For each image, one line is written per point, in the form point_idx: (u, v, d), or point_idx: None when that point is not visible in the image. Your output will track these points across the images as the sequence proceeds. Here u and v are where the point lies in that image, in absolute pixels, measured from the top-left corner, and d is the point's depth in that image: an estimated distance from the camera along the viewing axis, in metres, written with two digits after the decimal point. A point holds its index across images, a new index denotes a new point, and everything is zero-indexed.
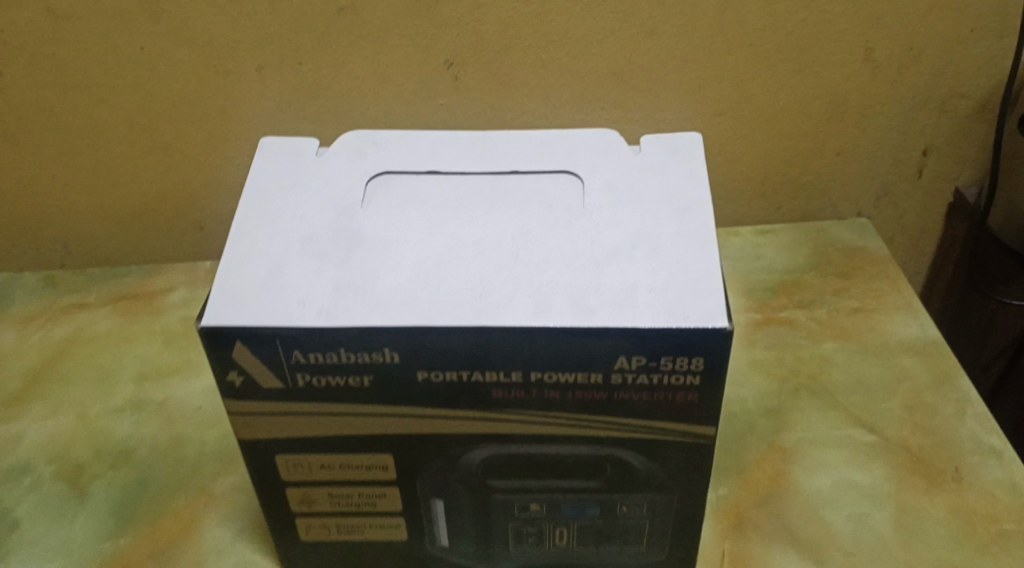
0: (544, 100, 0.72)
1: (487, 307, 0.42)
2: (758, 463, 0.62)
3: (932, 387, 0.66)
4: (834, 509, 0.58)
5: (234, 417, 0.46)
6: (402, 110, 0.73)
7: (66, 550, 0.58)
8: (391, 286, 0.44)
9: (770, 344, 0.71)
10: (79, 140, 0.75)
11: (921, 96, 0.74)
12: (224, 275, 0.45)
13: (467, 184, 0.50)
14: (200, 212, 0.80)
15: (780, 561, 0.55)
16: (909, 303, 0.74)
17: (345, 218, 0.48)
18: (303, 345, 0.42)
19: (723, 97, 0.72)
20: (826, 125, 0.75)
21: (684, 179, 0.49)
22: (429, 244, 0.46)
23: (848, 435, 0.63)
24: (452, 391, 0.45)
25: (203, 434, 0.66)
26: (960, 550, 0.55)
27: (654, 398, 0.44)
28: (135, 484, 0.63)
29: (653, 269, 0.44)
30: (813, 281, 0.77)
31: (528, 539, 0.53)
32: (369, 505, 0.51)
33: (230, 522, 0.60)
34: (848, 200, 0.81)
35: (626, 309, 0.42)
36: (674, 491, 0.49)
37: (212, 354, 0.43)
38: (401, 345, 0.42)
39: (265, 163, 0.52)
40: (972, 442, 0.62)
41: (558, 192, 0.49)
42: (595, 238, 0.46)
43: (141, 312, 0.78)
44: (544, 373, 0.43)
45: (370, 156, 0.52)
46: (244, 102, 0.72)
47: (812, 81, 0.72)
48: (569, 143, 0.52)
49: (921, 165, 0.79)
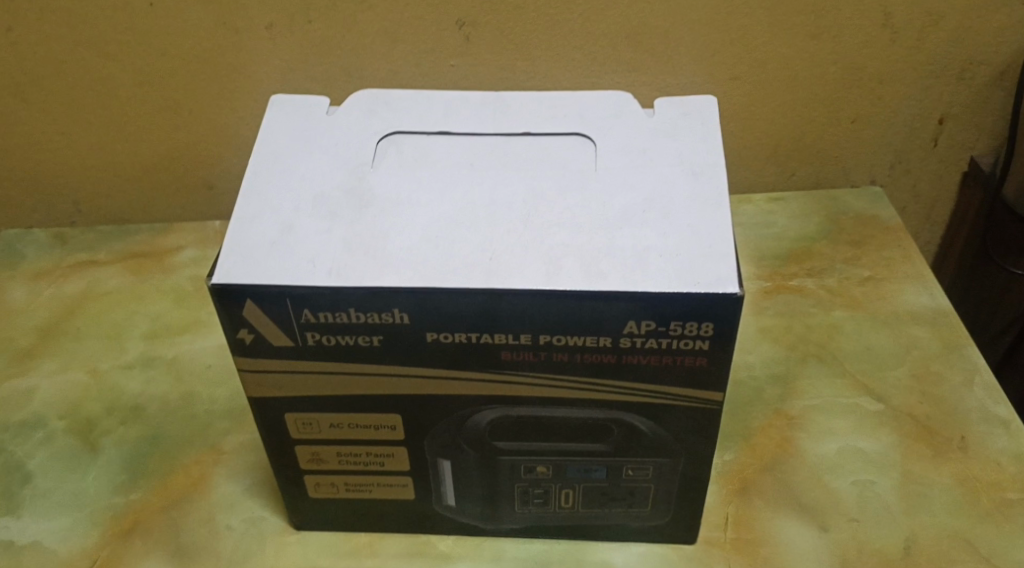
0: (557, 62, 0.71)
1: (498, 269, 0.42)
2: (764, 429, 0.62)
3: (941, 356, 0.66)
4: (839, 476, 0.58)
5: (244, 375, 0.47)
6: (413, 70, 0.72)
7: (79, 503, 0.59)
8: (402, 246, 0.44)
9: (779, 312, 0.71)
10: (89, 96, 0.74)
11: (941, 63, 0.72)
12: (234, 233, 0.45)
13: (479, 145, 0.50)
14: (210, 172, 0.80)
15: (783, 525, 0.56)
16: (920, 272, 0.73)
17: (356, 178, 0.48)
18: (313, 304, 0.43)
19: (738, 61, 0.71)
20: (843, 91, 0.74)
21: (698, 142, 0.48)
22: (440, 205, 0.46)
23: (855, 403, 0.63)
24: (461, 353, 0.45)
25: (213, 392, 0.67)
26: (963, 517, 0.55)
27: (662, 363, 0.44)
28: (146, 440, 0.63)
29: (665, 233, 0.44)
30: (824, 249, 0.76)
31: (534, 500, 0.53)
32: (378, 464, 0.52)
33: (240, 478, 0.60)
34: (863, 168, 0.81)
35: (636, 273, 0.42)
36: (680, 455, 0.49)
37: (223, 312, 0.43)
38: (410, 305, 0.42)
39: (275, 121, 0.51)
40: (979, 411, 0.62)
41: (570, 154, 0.49)
42: (607, 201, 0.46)
43: (151, 271, 0.79)
44: (553, 336, 0.43)
45: (381, 114, 0.51)
46: (253, 60, 0.71)
47: (829, 46, 0.71)
48: (582, 104, 0.51)
49: (937, 133, 0.78)
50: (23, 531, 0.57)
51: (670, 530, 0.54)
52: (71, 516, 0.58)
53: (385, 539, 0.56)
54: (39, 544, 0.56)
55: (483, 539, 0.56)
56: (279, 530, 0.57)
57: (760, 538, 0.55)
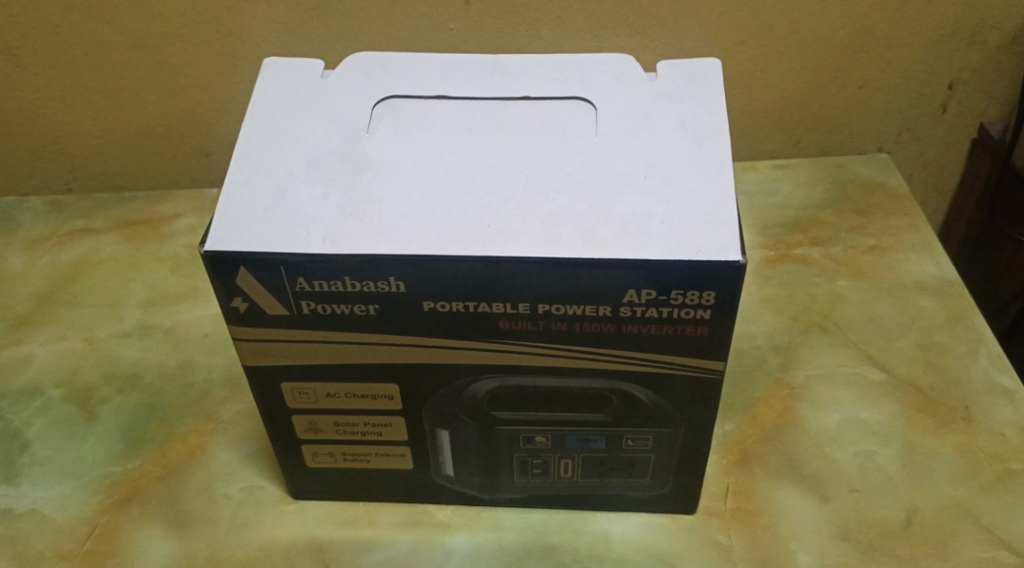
0: (558, 25, 0.70)
1: (495, 236, 0.41)
2: (766, 399, 0.61)
3: (946, 326, 0.65)
4: (840, 446, 0.58)
5: (239, 344, 0.46)
6: (411, 34, 0.70)
7: (77, 471, 0.59)
8: (397, 212, 0.43)
9: (782, 282, 0.70)
10: (82, 61, 0.73)
11: (952, 27, 0.71)
12: (227, 199, 0.44)
13: (476, 110, 0.48)
14: (206, 138, 0.79)
15: (784, 495, 0.55)
16: (926, 242, 0.72)
17: (350, 143, 0.47)
18: (307, 272, 0.42)
19: (744, 24, 0.69)
20: (851, 56, 0.72)
21: (701, 107, 0.47)
22: (436, 172, 0.45)
23: (859, 373, 0.63)
24: (459, 322, 0.44)
25: (210, 361, 0.66)
26: (966, 488, 0.55)
27: (663, 332, 0.43)
28: (143, 408, 0.63)
29: (666, 200, 0.42)
30: (829, 217, 0.75)
31: (533, 470, 0.53)
32: (375, 434, 0.51)
33: (238, 447, 0.60)
34: (870, 135, 0.79)
35: (637, 240, 0.41)
36: (680, 425, 0.49)
37: (216, 279, 0.43)
38: (406, 274, 0.42)
39: (268, 83, 0.50)
40: (983, 381, 0.61)
41: (570, 120, 0.48)
42: (608, 166, 0.45)
43: (148, 239, 0.78)
44: (551, 305, 0.43)
45: (376, 78, 0.50)
46: (248, 24, 0.70)
47: (838, 9, 0.69)
48: (583, 67, 0.50)
49: (946, 100, 0.76)
50: (21, 498, 0.57)
51: (669, 500, 0.54)
52: (70, 483, 0.58)
53: (383, 509, 0.56)
54: (38, 511, 0.56)
55: (482, 509, 0.56)
56: (277, 500, 0.57)
57: (760, 508, 0.55)
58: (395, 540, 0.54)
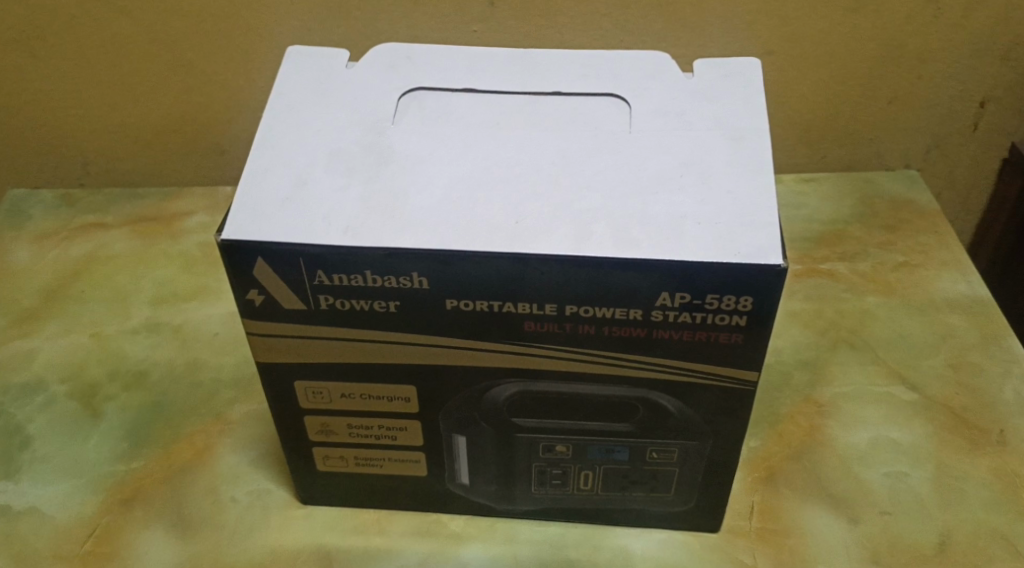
0: (583, 30, 0.68)
1: (523, 232, 0.40)
2: (792, 416, 0.59)
3: (978, 347, 0.63)
4: (870, 466, 0.56)
5: (252, 340, 0.44)
6: (436, 34, 0.69)
7: (78, 469, 0.57)
8: (422, 205, 0.41)
9: (808, 296, 0.68)
10: (100, 54, 0.72)
11: (985, 43, 0.69)
12: (247, 187, 0.42)
13: (505, 104, 0.47)
14: (222, 136, 0.78)
15: (812, 516, 0.53)
16: (957, 260, 0.70)
17: (374, 134, 0.45)
18: (326, 265, 0.40)
19: (774, 33, 0.68)
20: (882, 69, 0.71)
21: (739, 107, 0.45)
22: (463, 165, 0.44)
23: (887, 392, 0.61)
24: (483, 322, 0.42)
25: (220, 360, 0.65)
26: (1001, 513, 0.53)
27: (695, 338, 0.42)
28: (150, 407, 0.61)
29: (702, 200, 0.41)
30: (857, 232, 0.73)
31: (552, 481, 0.51)
32: (388, 438, 0.49)
33: (245, 449, 0.58)
34: (898, 150, 0.78)
35: (671, 241, 0.39)
36: (707, 438, 0.47)
37: (231, 270, 0.41)
38: (430, 270, 0.40)
39: (291, 71, 0.48)
40: (1018, 405, 0.59)
41: (602, 116, 0.46)
42: (642, 164, 0.43)
43: (159, 235, 0.76)
44: (580, 307, 0.41)
45: (401, 69, 0.49)
46: (268, 21, 0.69)
47: (869, 20, 0.67)
48: (616, 63, 0.48)
49: (977, 117, 0.75)
50: (19, 496, 0.55)
51: (692, 517, 0.52)
52: (72, 482, 0.56)
53: (394, 517, 0.54)
54: (36, 510, 0.54)
55: (496, 520, 0.54)
56: (285, 504, 0.55)
57: (786, 528, 0.53)
58: (406, 550, 0.52)
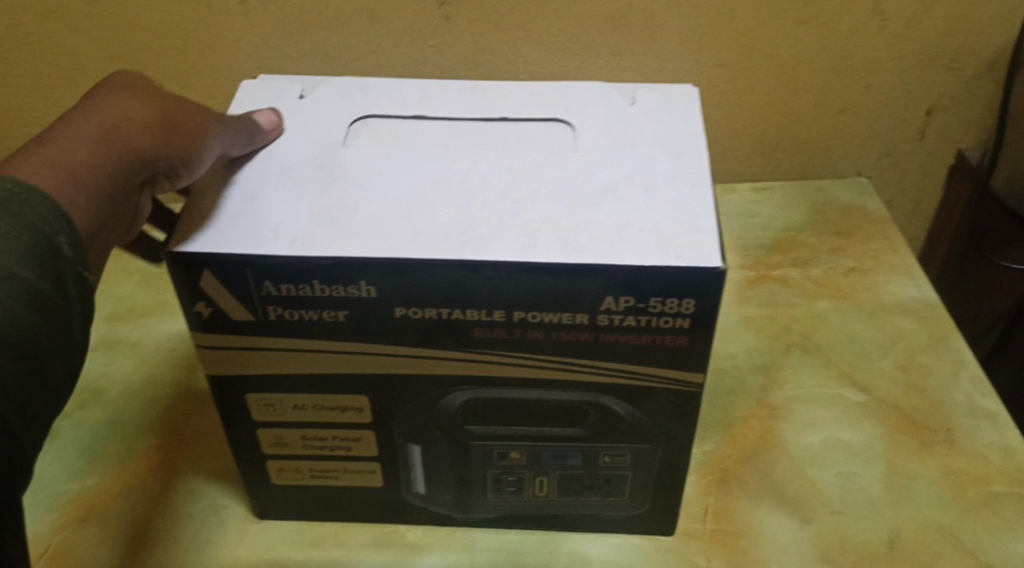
0: (538, 44, 0.70)
1: (472, 241, 0.40)
2: (746, 420, 0.60)
3: (927, 349, 0.65)
4: (822, 467, 0.57)
5: (202, 352, 0.44)
6: (393, 49, 0.70)
7: (32, 488, 0.56)
8: (370, 216, 0.42)
9: (763, 302, 0.70)
10: (56, 71, 0.72)
11: (930, 53, 0.71)
12: (195, 200, 0.43)
13: (454, 128, 0.49)
14: None
15: (765, 518, 0.54)
16: (907, 264, 0.72)
17: (326, 153, 0.47)
18: (274, 275, 0.40)
19: (724, 45, 0.70)
20: (831, 80, 0.73)
21: (679, 126, 0.47)
22: (413, 181, 0.44)
23: (839, 394, 0.62)
24: (432, 329, 0.43)
25: (177, 376, 0.64)
26: (949, 510, 0.54)
27: (642, 341, 0.42)
28: (105, 424, 0.61)
29: (646, 207, 0.42)
30: (810, 239, 0.75)
31: (507, 488, 0.51)
32: (343, 449, 0.49)
33: (202, 465, 0.58)
34: (850, 159, 0.79)
35: (615, 246, 0.40)
36: (658, 441, 0.47)
37: (179, 282, 0.41)
38: (378, 278, 0.40)
39: (248, 103, 0.51)
40: (966, 404, 0.60)
41: (546, 136, 0.48)
42: (585, 180, 0.44)
43: (116, 252, 0.76)
44: (528, 313, 0.41)
45: (354, 100, 0.51)
46: (226, 37, 0.69)
47: (817, 32, 0.69)
48: (560, 95, 0.51)
49: (924, 125, 0.76)
50: None
51: (648, 520, 0.52)
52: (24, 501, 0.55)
53: (351, 529, 0.54)
54: None
55: (453, 530, 0.54)
56: (241, 519, 0.55)
57: (740, 529, 0.53)
58: (363, 561, 0.52)
